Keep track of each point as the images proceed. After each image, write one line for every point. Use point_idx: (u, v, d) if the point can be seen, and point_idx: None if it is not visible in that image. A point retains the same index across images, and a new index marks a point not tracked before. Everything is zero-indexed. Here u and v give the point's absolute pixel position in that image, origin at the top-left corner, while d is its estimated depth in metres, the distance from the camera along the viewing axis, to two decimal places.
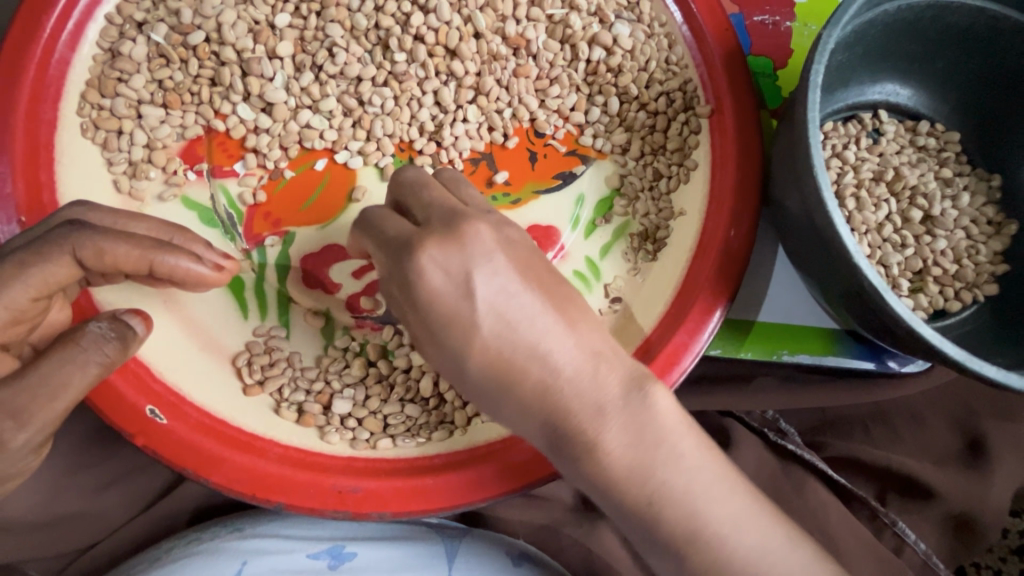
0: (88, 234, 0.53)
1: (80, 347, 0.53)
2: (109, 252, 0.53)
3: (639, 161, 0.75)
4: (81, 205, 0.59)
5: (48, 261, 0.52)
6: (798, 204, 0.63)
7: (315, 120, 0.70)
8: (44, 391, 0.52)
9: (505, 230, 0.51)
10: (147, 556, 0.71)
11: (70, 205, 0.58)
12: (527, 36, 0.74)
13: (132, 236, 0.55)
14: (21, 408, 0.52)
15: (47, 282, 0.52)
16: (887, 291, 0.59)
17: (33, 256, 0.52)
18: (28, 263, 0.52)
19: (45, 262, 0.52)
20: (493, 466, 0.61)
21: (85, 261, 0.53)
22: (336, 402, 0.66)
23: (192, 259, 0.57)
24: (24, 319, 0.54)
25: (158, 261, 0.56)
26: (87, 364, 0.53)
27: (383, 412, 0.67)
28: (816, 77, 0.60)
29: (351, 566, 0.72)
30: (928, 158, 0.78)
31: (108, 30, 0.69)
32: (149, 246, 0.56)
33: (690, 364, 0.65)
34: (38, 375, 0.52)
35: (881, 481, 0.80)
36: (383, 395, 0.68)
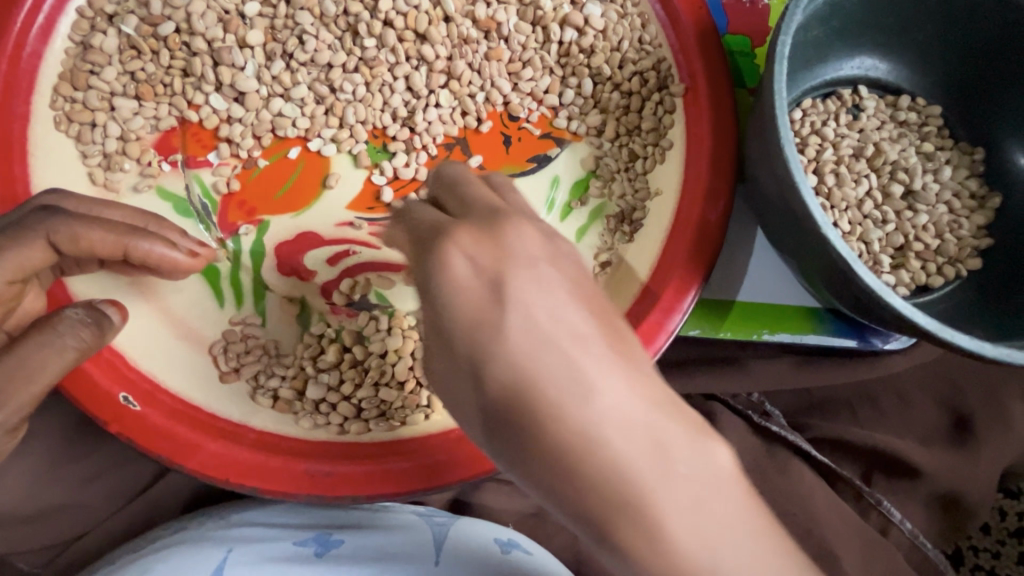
0: (63, 219, 0.54)
1: (57, 330, 0.54)
2: (86, 238, 0.54)
3: (614, 142, 0.74)
4: (53, 193, 0.59)
5: (22, 247, 0.52)
6: (769, 177, 0.62)
7: (287, 108, 0.71)
8: (22, 372, 0.52)
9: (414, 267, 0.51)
10: (129, 548, 0.71)
11: (42, 194, 0.58)
12: (497, 19, 0.73)
13: (107, 222, 0.56)
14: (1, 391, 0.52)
15: (22, 266, 0.53)
16: (857, 262, 0.58)
17: (6, 241, 0.52)
18: (5, 247, 0.52)
19: (19, 247, 0.52)
20: (463, 449, 0.62)
21: (60, 246, 0.54)
22: (310, 387, 0.67)
23: (167, 246, 0.58)
24: (1, 302, 0.54)
25: (133, 246, 0.57)
26: (64, 347, 0.54)
27: (357, 397, 0.68)
28: (783, 49, 0.59)
29: (336, 553, 0.70)
30: (909, 133, 0.77)
31: (79, 23, 0.69)
32: (124, 232, 0.56)
33: (666, 342, 0.65)
34: (15, 358, 0.52)
35: (868, 461, 0.78)
36: (357, 379, 0.68)
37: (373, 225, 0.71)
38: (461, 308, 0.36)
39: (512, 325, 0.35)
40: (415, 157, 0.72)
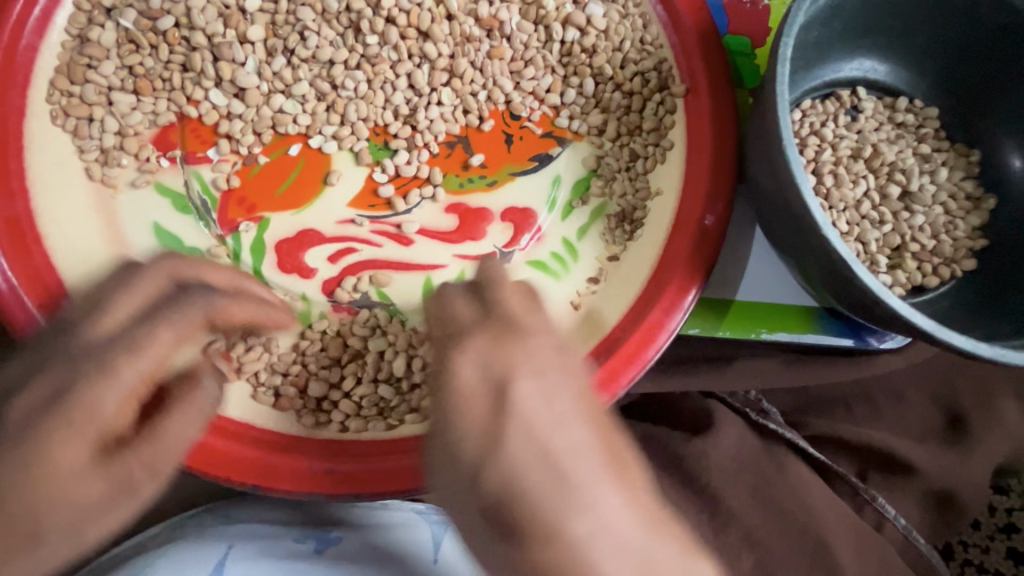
0: (219, 297, 0.59)
1: (190, 402, 0.57)
2: (234, 312, 0.60)
3: (616, 141, 0.75)
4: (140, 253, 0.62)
5: (138, 285, 0.57)
6: (770, 178, 0.63)
7: (288, 105, 0.70)
8: (175, 450, 0.56)
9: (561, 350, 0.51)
10: (131, 542, 0.72)
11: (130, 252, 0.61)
12: (500, 17, 0.73)
13: (246, 299, 0.61)
14: (164, 458, 0.55)
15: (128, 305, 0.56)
16: (856, 263, 0.59)
17: (128, 281, 0.57)
18: (125, 289, 0.57)
19: (137, 285, 0.57)
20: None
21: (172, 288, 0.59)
22: (312, 384, 0.67)
23: (263, 289, 0.65)
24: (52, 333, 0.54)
25: (261, 321, 0.63)
26: (194, 415, 0.58)
27: (357, 394, 0.68)
28: (785, 50, 0.60)
29: (337, 551, 0.71)
30: (907, 135, 0.78)
31: (76, 16, 0.68)
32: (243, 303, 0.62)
33: (666, 341, 0.65)
34: (169, 437, 0.55)
35: (863, 458, 0.80)
36: (358, 376, 0.68)
37: (374, 223, 0.71)
38: (516, 399, 0.46)
39: (512, 438, 0.45)
40: (417, 155, 0.72)
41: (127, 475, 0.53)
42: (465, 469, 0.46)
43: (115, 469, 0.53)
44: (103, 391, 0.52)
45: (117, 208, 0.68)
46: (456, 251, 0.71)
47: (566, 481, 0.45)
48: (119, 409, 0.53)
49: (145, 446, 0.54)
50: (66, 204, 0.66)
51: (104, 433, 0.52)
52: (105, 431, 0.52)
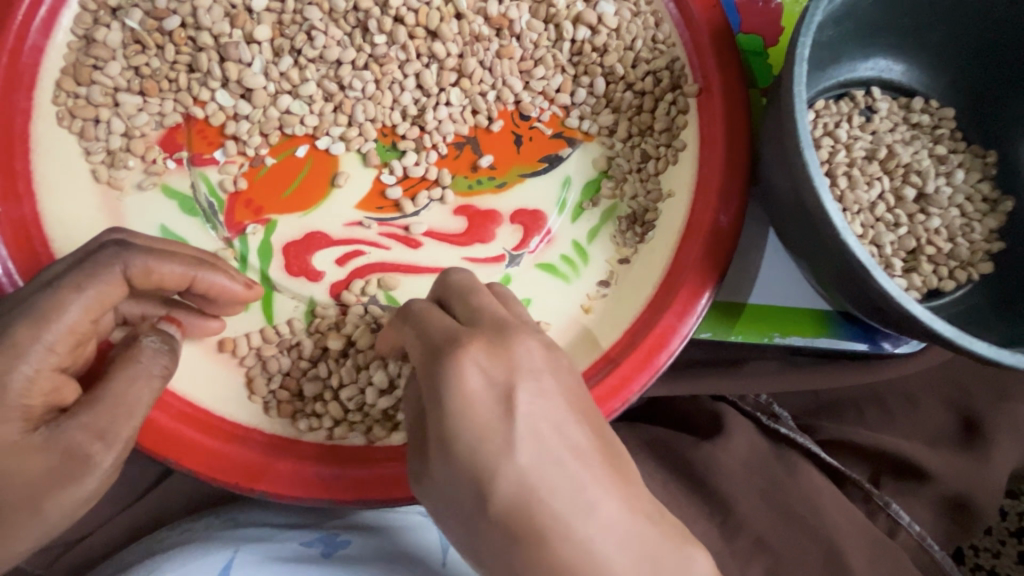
0: (136, 252, 0.51)
1: (139, 362, 0.53)
2: (159, 271, 0.53)
3: (627, 142, 0.73)
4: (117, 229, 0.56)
5: (99, 279, 0.49)
6: (786, 181, 0.61)
7: (295, 105, 0.69)
8: (121, 409, 0.51)
9: (553, 349, 0.48)
10: (140, 547, 0.71)
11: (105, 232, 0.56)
12: (510, 16, 0.72)
13: (176, 254, 0.55)
14: (109, 427, 0.51)
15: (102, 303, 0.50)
16: (876, 269, 0.57)
17: (84, 274, 0.49)
18: (85, 284, 0.49)
19: (97, 280, 0.49)
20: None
21: (133, 280, 0.52)
22: (306, 386, 0.66)
23: (228, 277, 0.58)
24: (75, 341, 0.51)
25: (200, 277, 0.56)
26: (145, 375, 0.53)
27: (352, 396, 0.66)
28: (803, 51, 0.59)
29: (345, 553, 0.69)
30: (923, 135, 0.77)
31: (82, 16, 0.68)
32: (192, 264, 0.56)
33: (678, 346, 0.65)
34: (112, 396, 0.51)
35: (876, 462, 0.79)
36: (351, 376, 0.67)
37: (382, 225, 0.70)
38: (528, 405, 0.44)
39: (523, 439, 0.43)
40: (425, 157, 0.71)
41: (74, 444, 0.49)
42: (467, 491, 0.43)
43: (58, 440, 0.49)
44: (26, 361, 0.47)
45: (124, 210, 0.67)
46: (465, 254, 0.71)
47: (548, 493, 0.42)
48: (50, 380, 0.49)
49: (86, 409, 0.50)
50: (72, 206, 0.66)
51: (44, 403, 0.49)
52: (46, 399, 0.49)
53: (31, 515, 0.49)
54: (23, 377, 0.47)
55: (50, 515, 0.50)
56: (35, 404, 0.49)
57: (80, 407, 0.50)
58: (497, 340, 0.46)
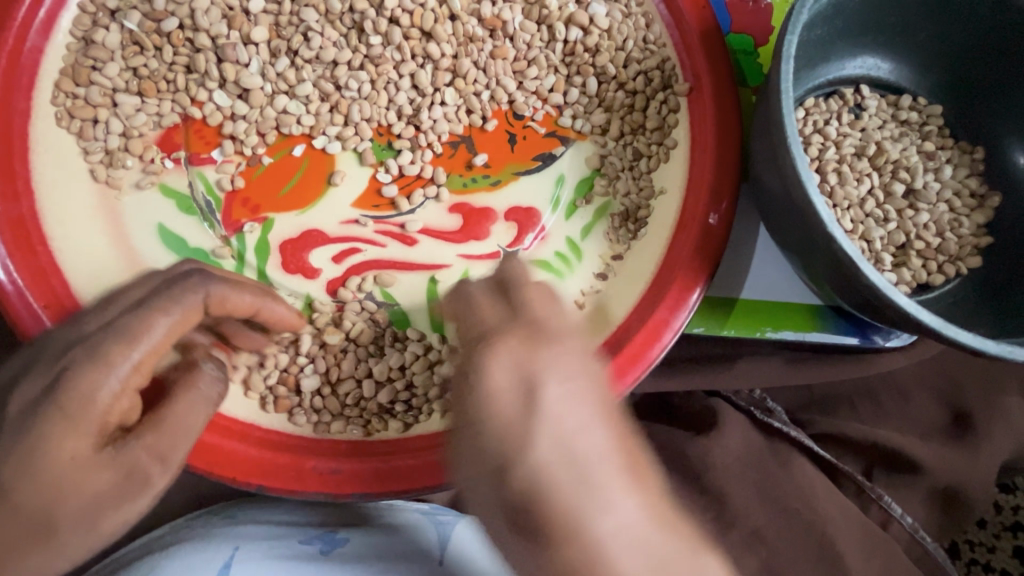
0: (206, 279, 0.54)
1: (197, 387, 0.54)
2: (235, 300, 0.56)
3: (619, 140, 0.75)
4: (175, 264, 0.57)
5: (183, 301, 0.51)
6: (774, 176, 0.63)
7: (292, 105, 0.70)
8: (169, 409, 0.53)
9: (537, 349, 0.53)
10: (137, 545, 0.71)
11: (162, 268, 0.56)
12: (503, 17, 0.73)
13: (245, 285, 0.58)
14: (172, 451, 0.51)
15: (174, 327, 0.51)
16: (863, 261, 0.59)
17: (167, 298, 0.50)
18: (170, 307, 0.50)
19: (183, 302, 0.51)
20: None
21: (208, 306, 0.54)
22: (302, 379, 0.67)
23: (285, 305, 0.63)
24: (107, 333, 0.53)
25: (264, 307, 0.60)
26: (202, 401, 0.54)
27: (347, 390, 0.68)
28: (790, 48, 0.60)
29: (343, 551, 0.69)
30: (910, 133, 0.78)
31: (81, 18, 0.68)
32: (260, 293, 0.60)
33: (671, 340, 0.66)
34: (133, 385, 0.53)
35: (868, 455, 0.79)
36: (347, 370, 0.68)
37: (378, 223, 0.71)
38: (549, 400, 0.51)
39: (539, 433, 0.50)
40: (421, 155, 0.72)
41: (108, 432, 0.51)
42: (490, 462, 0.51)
43: (121, 459, 0.48)
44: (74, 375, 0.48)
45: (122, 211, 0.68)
46: (460, 251, 0.71)
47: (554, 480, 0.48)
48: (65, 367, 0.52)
49: (149, 431, 0.50)
50: (77, 221, 0.66)
51: None
52: None
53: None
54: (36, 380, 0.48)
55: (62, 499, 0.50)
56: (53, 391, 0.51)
57: (143, 429, 0.50)
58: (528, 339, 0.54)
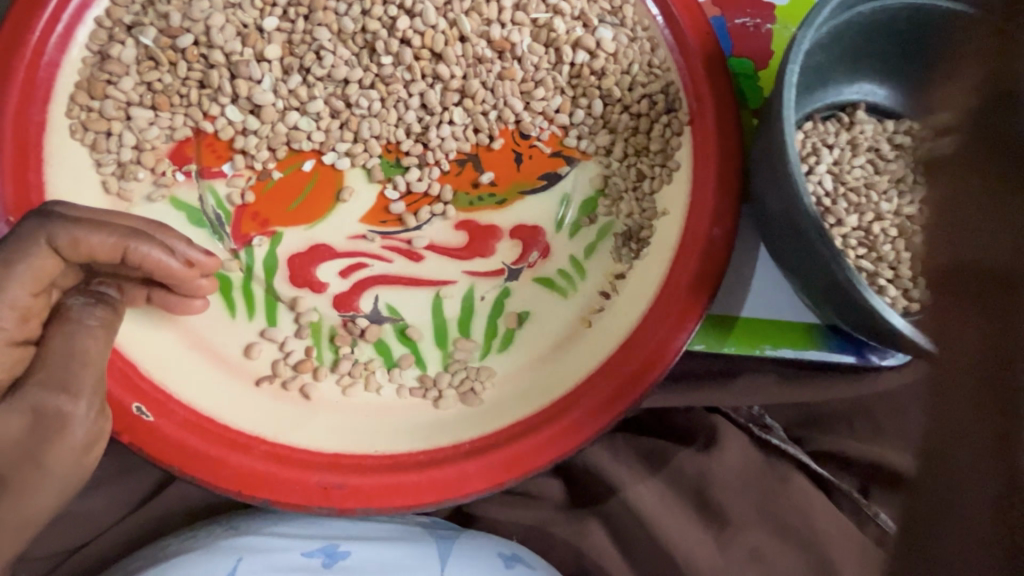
0: (61, 224, 0.52)
1: (74, 319, 0.55)
2: (87, 242, 0.53)
3: (623, 161, 0.76)
4: (42, 216, 0.53)
5: (91, 232, 0.53)
6: (776, 198, 0.64)
7: (303, 122, 0.72)
8: (80, 362, 0.53)
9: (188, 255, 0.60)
10: (143, 555, 0.71)
11: (32, 217, 0.53)
12: (512, 40, 0.75)
13: (106, 225, 0.54)
14: (70, 378, 0.52)
15: (38, 277, 0.51)
16: (864, 284, 0.60)
17: (91, 222, 0.53)
18: (74, 230, 0.52)
19: (91, 232, 0.53)
20: (529, 437, 0.66)
21: (62, 251, 0.52)
22: (319, 389, 0.69)
23: (163, 250, 0.56)
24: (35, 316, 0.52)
25: (131, 248, 0.55)
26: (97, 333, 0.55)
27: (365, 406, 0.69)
28: (792, 78, 0.61)
29: (344, 564, 0.70)
30: (907, 156, 0.79)
31: (97, 33, 0.70)
32: (126, 234, 0.55)
33: (674, 360, 0.67)
34: (69, 355, 0.53)
35: (867, 474, 0.80)
36: (368, 387, 0.70)
37: (386, 238, 0.72)
38: None
39: None
40: (428, 173, 0.73)
41: (39, 403, 0.50)
42: None
43: (21, 404, 0.50)
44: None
45: None
46: (465, 268, 0.73)
47: None
48: (10, 354, 0.51)
49: (41, 368, 0.51)
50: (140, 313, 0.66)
51: (5, 378, 0.51)
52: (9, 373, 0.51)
53: (35, 477, 0.50)
54: None
55: (51, 469, 0.51)
56: (1, 378, 0.51)
57: (35, 368, 0.51)
58: (133, 233, 0.55)
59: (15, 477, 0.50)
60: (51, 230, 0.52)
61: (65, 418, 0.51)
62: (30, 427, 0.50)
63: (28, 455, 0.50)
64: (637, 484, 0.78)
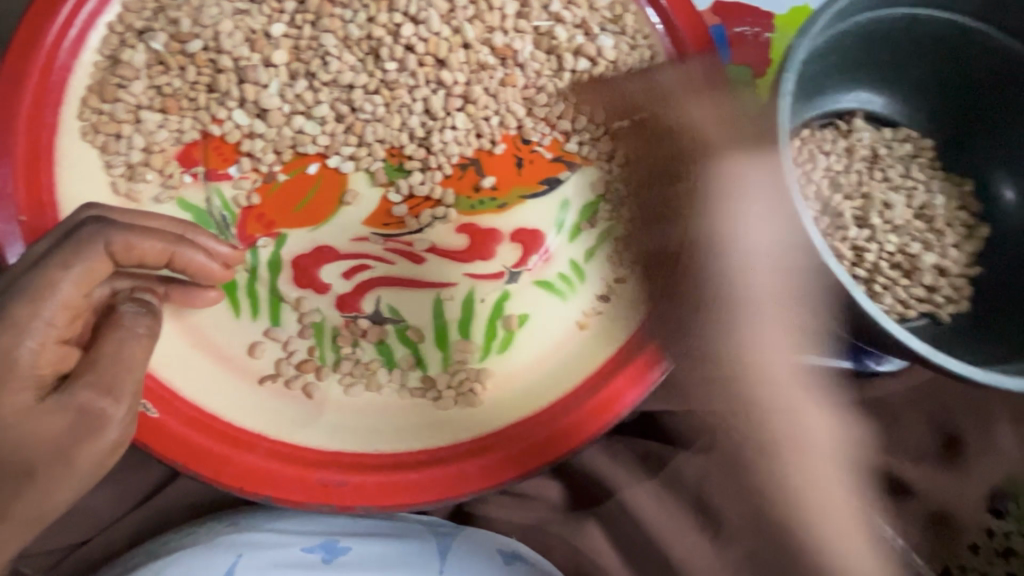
0: (119, 229, 0.55)
1: (122, 325, 0.57)
2: (140, 248, 0.56)
3: (623, 167, 0.77)
4: (99, 222, 0.55)
5: (146, 239, 0.57)
6: (772, 205, 0.66)
7: (309, 126, 0.73)
8: (120, 368, 0.55)
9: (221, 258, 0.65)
10: (143, 550, 0.72)
11: (88, 223, 0.55)
12: (514, 47, 0.77)
13: (154, 232, 0.58)
14: (115, 383, 0.54)
15: (89, 278, 0.53)
16: (855, 289, 0.61)
17: (143, 230, 0.57)
18: (131, 237, 0.56)
19: (146, 239, 0.57)
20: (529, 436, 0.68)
21: (115, 255, 0.55)
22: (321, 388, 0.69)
23: (206, 256, 0.62)
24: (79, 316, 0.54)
25: (179, 253, 0.60)
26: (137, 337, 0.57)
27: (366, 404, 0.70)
28: (789, 86, 0.63)
29: (344, 560, 0.72)
30: (903, 163, 0.80)
31: (109, 38, 0.71)
32: (172, 241, 0.59)
33: (669, 362, 0.69)
34: (107, 358, 0.55)
35: (861, 477, 0.81)
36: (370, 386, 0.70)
37: (388, 241, 0.73)
38: None
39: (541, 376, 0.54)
40: (431, 177, 0.74)
41: (86, 402, 0.53)
42: None
43: (68, 403, 0.52)
44: (29, 337, 0.51)
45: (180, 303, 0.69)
46: (466, 270, 0.74)
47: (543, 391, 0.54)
48: (57, 351, 0.53)
49: (88, 370, 0.54)
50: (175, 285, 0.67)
51: (54, 372, 0.53)
52: (55, 369, 0.53)
53: (65, 471, 0.52)
54: (30, 351, 0.51)
55: (80, 467, 0.53)
56: (46, 373, 0.52)
57: (82, 369, 0.54)
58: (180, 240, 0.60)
59: (45, 472, 0.51)
60: (111, 236, 0.54)
61: (107, 417, 0.54)
62: (72, 425, 0.52)
63: (63, 452, 0.52)
64: (634, 486, 0.79)
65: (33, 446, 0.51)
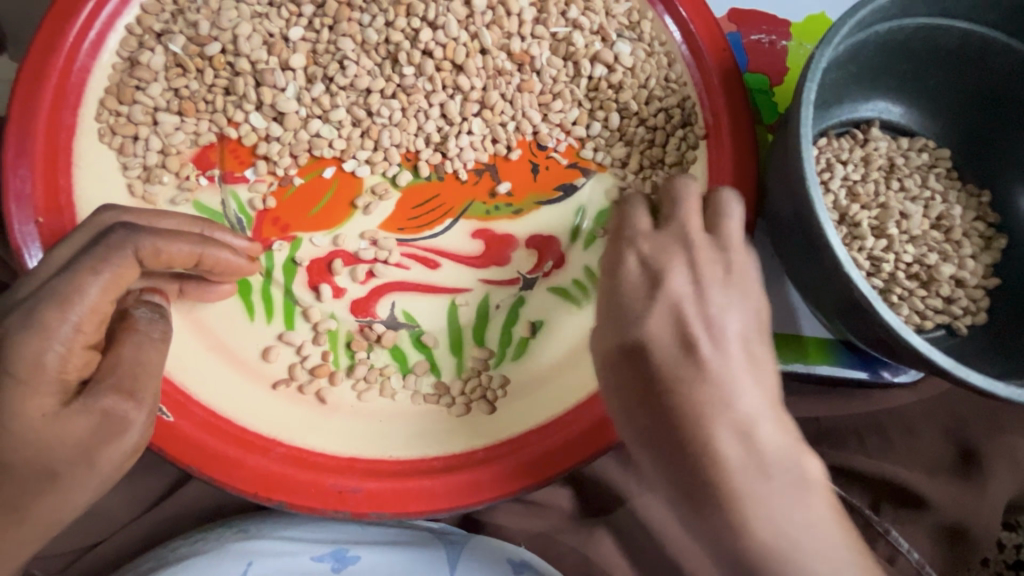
0: (145, 234, 0.54)
1: (138, 330, 0.56)
2: (167, 252, 0.56)
3: (638, 174, 0.76)
4: (127, 228, 0.54)
5: (176, 241, 0.57)
6: (792, 214, 0.65)
7: (325, 129, 0.73)
8: (140, 371, 0.55)
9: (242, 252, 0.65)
10: (153, 555, 0.71)
11: (117, 230, 0.54)
12: (531, 52, 0.76)
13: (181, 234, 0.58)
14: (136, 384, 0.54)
15: (116, 284, 0.52)
16: (878, 301, 0.60)
17: (172, 233, 0.57)
18: (161, 241, 0.55)
19: (176, 240, 0.57)
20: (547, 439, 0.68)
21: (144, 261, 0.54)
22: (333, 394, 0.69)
23: (232, 251, 0.62)
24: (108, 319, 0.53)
25: (206, 254, 0.60)
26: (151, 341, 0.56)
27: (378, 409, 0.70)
28: (809, 95, 0.62)
29: (355, 569, 0.72)
30: (920, 173, 0.80)
31: (128, 40, 0.71)
32: (199, 242, 0.59)
33: None
34: (126, 359, 0.54)
35: (876, 489, 0.81)
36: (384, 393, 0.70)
37: (402, 245, 0.73)
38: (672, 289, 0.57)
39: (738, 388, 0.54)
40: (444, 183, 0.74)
41: (108, 407, 0.53)
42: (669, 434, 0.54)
43: (93, 407, 0.52)
44: (57, 341, 0.50)
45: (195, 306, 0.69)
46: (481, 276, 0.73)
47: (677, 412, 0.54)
48: (83, 355, 0.52)
49: (106, 371, 0.54)
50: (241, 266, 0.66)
51: (77, 376, 0.52)
52: (80, 372, 0.53)
53: (87, 472, 0.52)
54: (57, 355, 0.50)
55: (101, 469, 0.53)
56: (70, 378, 0.52)
57: (104, 372, 0.53)
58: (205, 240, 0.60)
59: (67, 474, 0.52)
60: (137, 242, 0.54)
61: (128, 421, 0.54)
62: (95, 427, 0.52)
63: (86, 456, 0.52)
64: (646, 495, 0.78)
65: (58, 447, 0.51)
